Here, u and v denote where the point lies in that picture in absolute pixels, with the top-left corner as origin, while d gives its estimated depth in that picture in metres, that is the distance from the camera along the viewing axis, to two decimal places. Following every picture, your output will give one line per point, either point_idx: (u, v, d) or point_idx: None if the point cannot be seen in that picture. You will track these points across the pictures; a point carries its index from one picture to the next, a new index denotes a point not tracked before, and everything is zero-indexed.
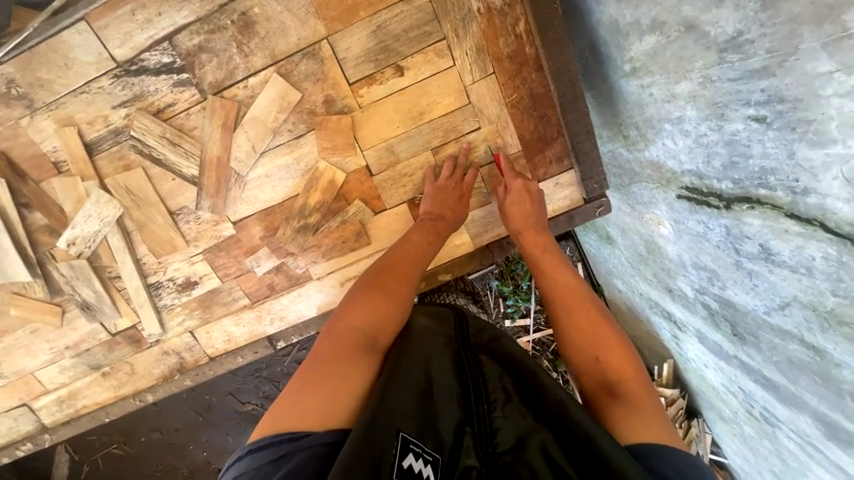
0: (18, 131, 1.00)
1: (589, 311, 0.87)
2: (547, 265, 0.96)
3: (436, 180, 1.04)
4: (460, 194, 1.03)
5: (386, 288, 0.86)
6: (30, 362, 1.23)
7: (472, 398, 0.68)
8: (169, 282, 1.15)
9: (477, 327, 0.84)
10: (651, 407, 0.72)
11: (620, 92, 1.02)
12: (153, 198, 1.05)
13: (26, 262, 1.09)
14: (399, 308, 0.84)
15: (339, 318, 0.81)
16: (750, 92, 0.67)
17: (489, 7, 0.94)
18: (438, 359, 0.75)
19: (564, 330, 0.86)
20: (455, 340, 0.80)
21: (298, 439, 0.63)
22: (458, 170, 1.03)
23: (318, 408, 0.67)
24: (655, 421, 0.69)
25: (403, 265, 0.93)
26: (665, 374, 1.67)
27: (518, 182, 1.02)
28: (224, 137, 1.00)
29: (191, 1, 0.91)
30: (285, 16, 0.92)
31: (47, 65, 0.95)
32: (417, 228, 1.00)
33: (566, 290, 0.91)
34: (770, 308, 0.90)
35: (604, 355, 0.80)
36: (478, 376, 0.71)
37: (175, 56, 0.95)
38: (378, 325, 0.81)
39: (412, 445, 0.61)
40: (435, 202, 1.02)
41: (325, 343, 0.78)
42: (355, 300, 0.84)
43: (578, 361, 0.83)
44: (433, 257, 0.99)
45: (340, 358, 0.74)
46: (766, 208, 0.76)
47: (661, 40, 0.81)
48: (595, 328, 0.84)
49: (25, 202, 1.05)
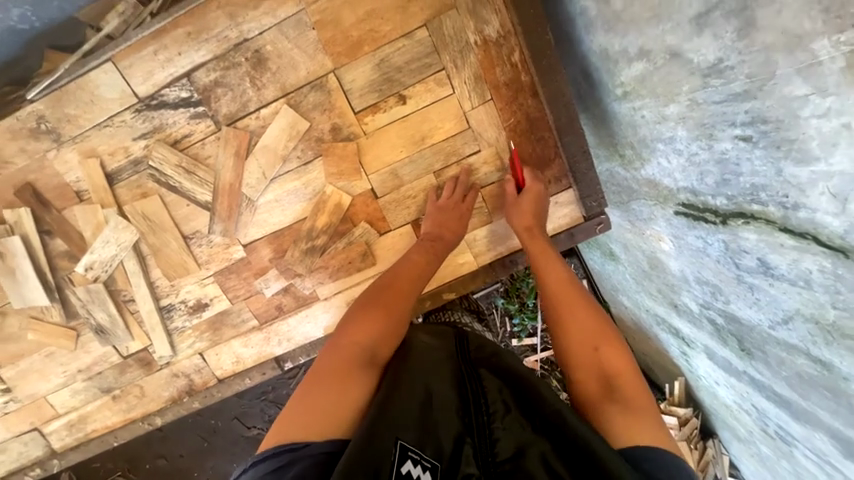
0: (45, 163, 1.06)
1: (587, 305, 0.91)
2: (546, 263, 1.00)
3: (437, 201, 1.07)
4: (460, 215, 1.05)
5: (386, 305, 0.88)
6: (44, 385, 1.26)
7: (472, 409, 0.69)
8: (181, 304, 1.18)
9: (478, 342, 0.84)
10: (646, 407, 0.74)
11: (614, 114, 1.07)
12: (168, 223, 1.10)
13: (45, 287, 1.14)
14: (399, 323, 0.86)
15: (342, 333, 0.83)
16: (734, 113, 0.70)
17: (485, 39, 0.99)
18: (438, 371, 0.76)
19: (564, 326, 0.89)
20: (456, 355, 0.80)
21: (298, 450, 0.64)
22: (459, 190, 1.07)
23: (319, 419, 0.69)
24: (652, 427, 0.71)
25: (402, 281, 0.95)
26: (676, 392, 1.64)
27: (538, 186, 1.05)
28: (237, 165, 1.05)
29: (208, 41, 0.98)
30: (295, 52, 0.99)
31: (74, 102, 1.02)
32: (418, 248, 1.03)
33: (565, 285, 0.95)
34: (774, 322, 0.90)
35: (603, 351, 0.84)
36: (477, 388, 0.72)
37: (192, 91, 1.01)
38: (379, 339, 0.82)
39: (410, 452, 0.63)
40: (435, 223, 1.05)
41: (327, 357, 0.80)
42: (356, 315, 0.86)
43: (577, 356, 0.85)
44: (433, 276, 1.01)
45: (341, 372, 0.76)
46: (760, 222, 0.78)
47: (649, 66, 0.85)
48: (594, 324, 0.88)
49: (48, 229, 1.11)
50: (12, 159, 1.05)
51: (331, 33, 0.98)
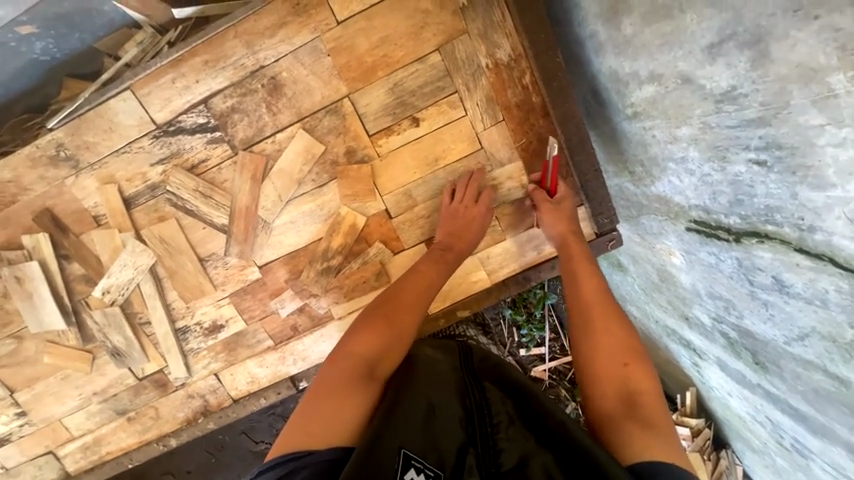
0: (64, 189, 1.07)
1: (622, 318, 0.90)
2: (580, 270, 0.99)
3: (450, 205, 1.06)
4: (470, 219, 1.05)
5: (389, 316, 0.88)
6: (59, 408, 1.26)
7: (476, 420, 0.71)
8: (197, 326, 1.19)
9: (482, 354, 0.86)
10: (669, 427, 0.74)
11: (623, 133, 1.08)
12: (184, 246, 1.11)
13: (62, 311, 1.14)
14: (403, 336, 0.86)
15: (344, 342, 0.84)
16: (748, 138, 0.72)
17: (497, 62, 1.01)
18: (442, 383, 0.77)
19: (595, 335, 0.89)
20: (460, 368, 0.82)
21: (301, 458, 0.65)
22: (472, 191, 1.06)
23: (320, 429, 0.70)
24: (666, 444, 0.71)
25: (407, 293, 0.94)
26: (688, 403, 1.64)
27: (568, 205, 1.07)
28: (253, 189, 1.07)
29: (225, 68, 1.00)
30: (310, 78, 1.00)
31: (93, 129, 1.03)
32: (427, 258, 1.02)
33: (599, 295, 0.94)
34: (790, 339, 0.91)
35: (631, 366, 0.84)
36: (481, 401, 0.74)
37: (209, 117, 1.03)
38: (381, 350, 0.83)
39: (413, 461, 0.65)
40: (447, 231, 1.05)
41: (330, 367, 0.80)
42: (360, 324, 0.86)
43: (604, 366, 0.85)
44: (441, 286, 1.00)
45: (344, 382, 0.77)
46: (775, 242, 0.79)
47: (660, 89, 0.86)
48: (628, 338, 0.87)
49: (65, 253, 1.12)
50: (30, 186, 1.07)
51: (346, 59, 0.99)
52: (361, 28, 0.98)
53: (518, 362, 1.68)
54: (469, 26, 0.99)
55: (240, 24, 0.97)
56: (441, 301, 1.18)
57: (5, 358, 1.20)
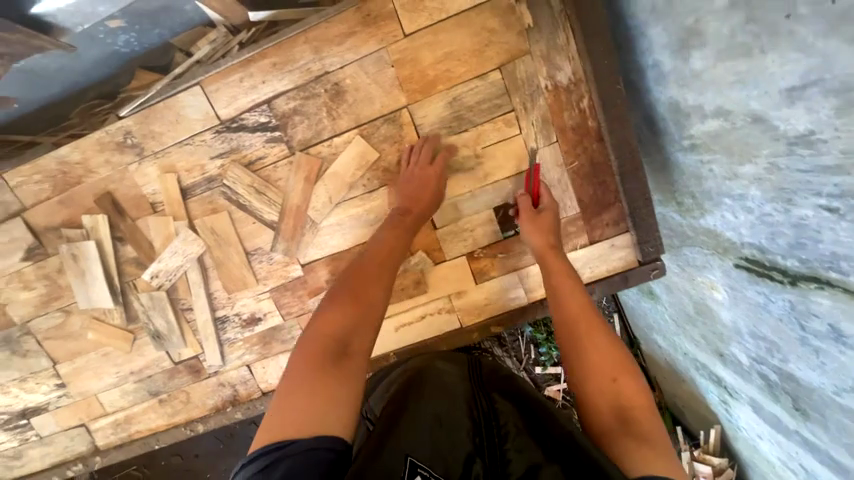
0: (126, 174, 1.12)
1: (606, 332, 0.89)
2: (564, 278, 0.98)
3: (409, 168, 1.04)
4: (428, 180, 1.03)
5: (357, 291, 0.87)
6: (96, 384, 1.30)
7: (483, 431, 0.72)
8: (236, 316, 1.22)
9: (492, 367, 0.99)
10: (663, 439, 0.73)
11: (677, 164, 1.08)
12: (233, 239, 1.15)
13: (111, 290, 1.19)
14: (368, 306, 0.86)
15: (314, 322, 0.83)
16: (821, 184, 0.71)
17: (556, 84, 1.02)
18: (451, 398, 0.80)
19: (582, 352, 0.87)
20: (470, 383, 0.87)
21: (284, 448, 0.65)
22: (425, 154, 1.04)
23: (301, 417, 0.69)
24: (663, 456, 0.69)
25: (372, 264, 0.93)
26: (712, 441, 1.60)
27: (553, 208, 1.06)
28: (305, 189, 1.10)
29: (292, 72, 1.03)
30: (372, 87, 1.03)
31: (160, 120, 1.08)
32: (386, 225, 1.01)
33: (580, 305, 0.93)
34: (840, 389, 0.89)
35: (621, 380, 0.83)
36: (489, 414, 0.76)
37: (271, 116, 1.06)
38: (353, 325, 0.82)
39: (420, 469, 0.65)
40: (406, 195, 1.02)
41: (300, 351, 0.80)
42: (330, 303, 0.86)
43: (594, 384, 0.84)
44: (404, 252, 0.99)
45: (315, 364, 0.76)
46: (837, 290, 0.78)
47: (725, 125, 0.86)
48: (613, 352, 0.86)
49: (120, 236, 1.16)
50: (96, 170, 1.12)
51: (409, 71, 1.02)
52: (427, 42, 1.00)
53: (532, 380, 1.66)
54: (532, 47, 1.00)
55: (311, 31, 1.00)
56: (476, 316, 1.18)
57: (52, 330, 1.25)
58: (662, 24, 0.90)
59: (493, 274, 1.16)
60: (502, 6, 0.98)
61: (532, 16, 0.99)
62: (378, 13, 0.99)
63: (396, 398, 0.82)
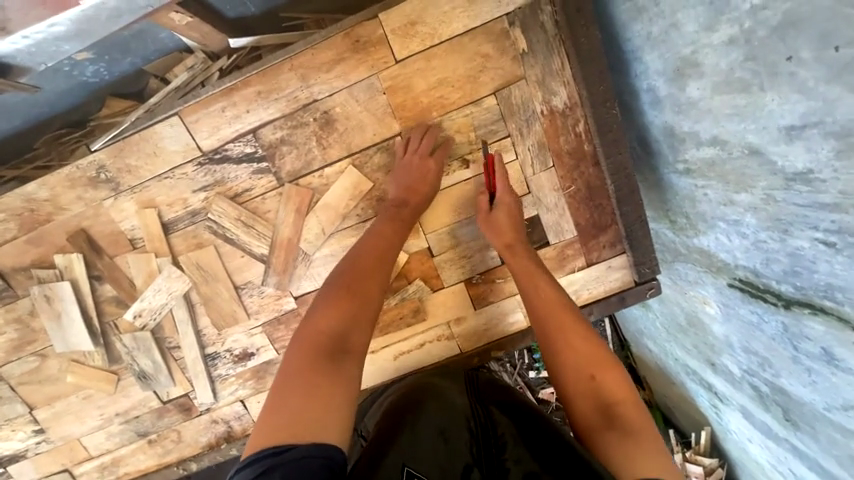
0: (101, 210, 1.05)
1: (579, 328, 0.92)
2: (534, 279, 0.99)
3: (403, 159, 0.99)
4: (425, 172, 0.98)
5: (352, 288, 0.88)
6: (78, 427, 1.23)
7: (481, 442, 0.82)
8: (227, 352, 1.17)
9: (487, 378, 1.05)
10: (646, 429, 0.77)
11: (671, 185, 1.08)
12: (221, 273, 1.09)
13: (90, 332, 1.12)
14: (366, 305, 0.87)
15: (308, 323, 0.83)
16: (818, 219, 0.72)
17: (552, 109, 1.00)
18: (451, 412, 0.88)
19: (560, 354, 0.91)
20: (469, 395, 0.96)
21: (279, 454, 0.64)
22: (427, 143, 0.98)
23: (298, 420, 0.69)
24: (646, 446, 0.74)
25: (365, 261, 0.92)
26: (703, 442, 1.64)
27: (509, 199, 1.02)
28: (296, 221, 1.05)
29: (278, 100, 0.98)
30: (363, 114, 0.99)
31: (136, 153, 1.01)
32: (381, 217, 0.99)
33: (552, 305, 0.96)
34: (831, 406, 0.92)
35: (599, 375, 0.86)
36: (488, 426, 0.86)
37: (257, 146, 1.01)
38: (347, 324, 0.83)
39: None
40: (403, 187, 0.98)
41: (294, 352, 0.80)
42: (323, 303, 0.86)
43: (575, 384, 0.87)
44: (399, 248, 0.97)
45: (310, 365, 0.76)
46: (831, 317, 0.80)
47: (721, 154, 0.87)
48: (589, 349, 0.89)
49: (97, 274, 1.09)
50: (67, 206, 1.04)
51: (402, 98, 0.98)
52: (419, 68, 0.97)
53: (526, 383, 1.71)
54: (527, 72, 0.98)
55: (297, 58, 0.95)
56: (475, 342, 1.16)
57: (26, 375, 1.18)
58: (658, 52, 0.90)
59: (492, 300, 1.14)
60: (495, 31, 0.96)
61: (527, 40, 0.96)
62: (367, 38, 0.95)
63: (393, 412, 0.88)
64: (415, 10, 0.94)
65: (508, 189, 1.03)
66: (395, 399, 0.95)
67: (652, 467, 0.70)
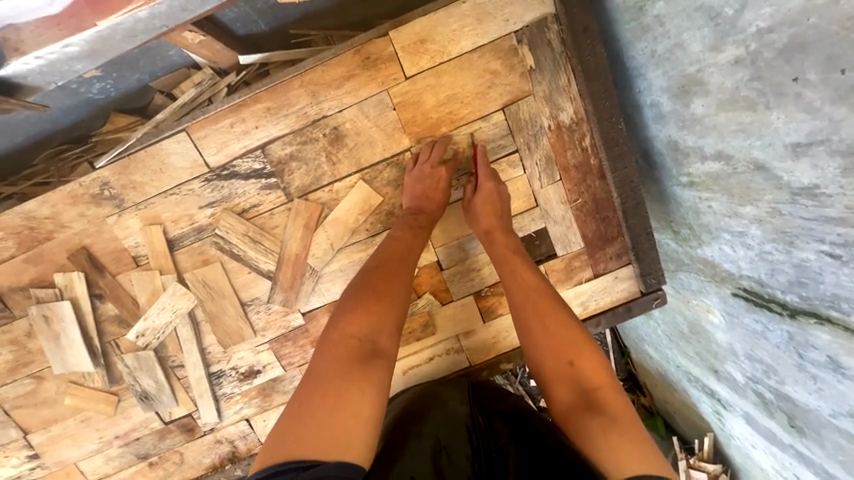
0: (104, 227, 1.02)
1: (558, 315, 0.92)
2: (513, 265, 0.98)
3: (414, 169, 0.99)
4: (437, 181, 0.98)
5: (377, 289, 0.87)
6: (75, 451, 1.18)
7: (483, 457, 0.80)
8: (232, 371, 1.14)
9: (491, 386, 0.99)
10: (623, 416, 0.80)
11: (674, 197, 1.10)
12: (227, 290, 1.07)
13: (90, 352, 1.08)
14: (391, 306, 0.86)
15: (332, 327, 0.83)
16: (824, 232, 0.74)
17: (559, 123, 1.02)
18: (455, 429, 0.86)
19: (539, 341, 0.91)
20: (471, 402, 0.93)
21: (304, 469, 0.64)
22: (437, 153, 0.99)
23: (322, 434, 0.68)
24: (627, 431, 0.77)
25: (391, 264, 0.92)
26: (706, 448, 1.60)
27: (490, 185, 1.00)
28: (305, 236, 1.04)
29: (287, 116, 0.98)
30: (374, 130, 1.00)
31: (142, 169, 0.99)
32: (399, 223, 0.98)
33: (532, 291, 0.95)
34: (837, 413, 0.93)
35: (576, 358, 0.88)
36: (490, 439, 0.83)
37: (266, 163, 1.00)
38: (373, 329, 0.82)
39: None
40: (414, 195, 0.98)
41: (320, 359, 0.79)
42: (347, 307, 0.85)
43: (554, 368, 0.89)
44: (422, 248, 0.97)
45: (336, 371, 0.76)
46: (837, 327, 0.82)
47: (726, 168, 0.89)
48: (567, 335, 0.90)
49: (99, 292, 1.06)
50: (68, 223, 1.02)
51: (412, 114, 1.00)
52: (429, 84, 0.98)
53: (527, 391, 1.70)
54: (534, 88, 1.00)
55: (307, 74, 0.96)
56: (484, 355, 1.15)
57: (21, 398, 1.13)
58: (662, 69, 0.94)
59: (500, 312, 1.14)
60: (503, 48, 0.98)
61: (534, 57, 0.98)
62: (378, 55, 0.96)
63: (397, 427, 0.88)
64: (424, 27, 0.95)
65: (491, 176, 1.01)
66: (398, 412, 0.94)
67: (634, 459, 0.72)
